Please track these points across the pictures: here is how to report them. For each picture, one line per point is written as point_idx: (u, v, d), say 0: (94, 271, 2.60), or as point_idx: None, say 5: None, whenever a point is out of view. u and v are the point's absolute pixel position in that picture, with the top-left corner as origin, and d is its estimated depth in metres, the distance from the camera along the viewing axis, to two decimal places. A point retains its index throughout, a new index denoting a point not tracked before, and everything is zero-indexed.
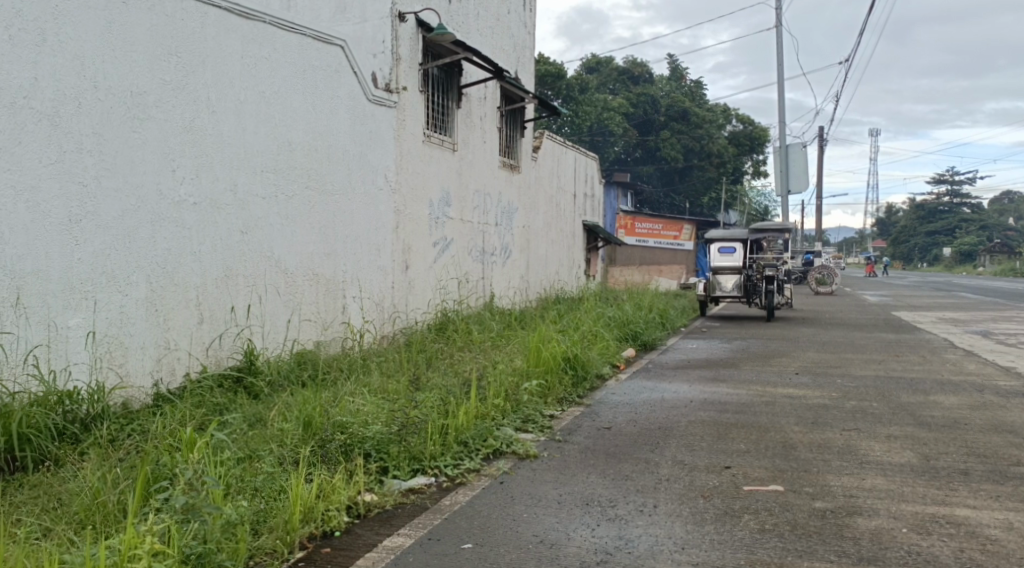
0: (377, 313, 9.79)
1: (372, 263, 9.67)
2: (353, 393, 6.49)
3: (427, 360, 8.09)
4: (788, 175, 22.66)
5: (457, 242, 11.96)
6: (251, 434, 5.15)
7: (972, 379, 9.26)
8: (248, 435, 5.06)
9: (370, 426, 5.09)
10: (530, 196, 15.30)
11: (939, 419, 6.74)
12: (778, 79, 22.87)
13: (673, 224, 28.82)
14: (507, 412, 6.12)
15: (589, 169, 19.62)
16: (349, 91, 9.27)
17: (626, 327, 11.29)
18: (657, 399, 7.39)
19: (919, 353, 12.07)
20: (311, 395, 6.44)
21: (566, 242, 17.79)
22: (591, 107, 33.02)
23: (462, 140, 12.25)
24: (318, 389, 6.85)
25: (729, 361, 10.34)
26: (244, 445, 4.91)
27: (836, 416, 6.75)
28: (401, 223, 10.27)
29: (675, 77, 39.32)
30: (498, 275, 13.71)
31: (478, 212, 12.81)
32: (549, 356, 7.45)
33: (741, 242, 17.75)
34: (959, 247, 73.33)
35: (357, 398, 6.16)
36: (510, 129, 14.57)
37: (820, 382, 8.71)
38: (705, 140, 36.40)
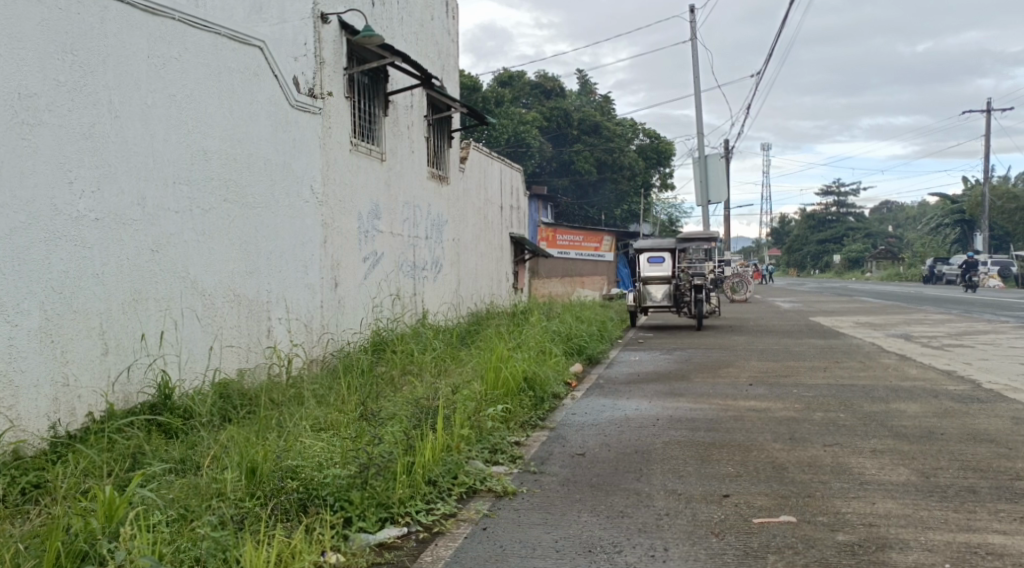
0: (306, 336, 9.04)
1: (299, 281, 8.93)
2: (298, 430, 5.88)
3: (375, 389, 7.55)
4: (707, 184, 22.73)
5: (387, 257, 11.33)
6: (182, 485, 4.49)
7: (920, 384, 9.17)
8: (177, 488, 4.40)
9: (324, 470, 4.53)
10: (458, 208, 14.76)
11: (914, 428, 6.49)
12: (695, 89, 23.03)
13: (593, 236, 28.62)
14: (469, 442, 5.61)
15: (513, 180, 19.20)
16: (270, 96, 8.55)
17: (569, 342, 10.93)
18: (620, 420, 7.02)
19: (856, 358, 12.02)
20: (247, 435, 5.80)
21: (494, 255, 17.30)
22: (506, 120, 32.76)
23: (390, 150, 11.63)
24: (252, 426, 6.20)
25: (677, 374, 10.01)
26: (176, 500, 4.26)
27: (810, 431, 6.43)
28: (329, 237, 9.58)
29: (584, 90, 39.38)
30: (430, 291, 13.12)
31: (408, 225, 12.22)
32: (504, 382, 7.01)
33: (669, 251, 17.61)
34: (848, 253, 76.24)
35: (302, 437, 5.55)
36: (437, 138, 13.99)
37: (778, 393, 8.43)
38: (617, 153, 36.61)
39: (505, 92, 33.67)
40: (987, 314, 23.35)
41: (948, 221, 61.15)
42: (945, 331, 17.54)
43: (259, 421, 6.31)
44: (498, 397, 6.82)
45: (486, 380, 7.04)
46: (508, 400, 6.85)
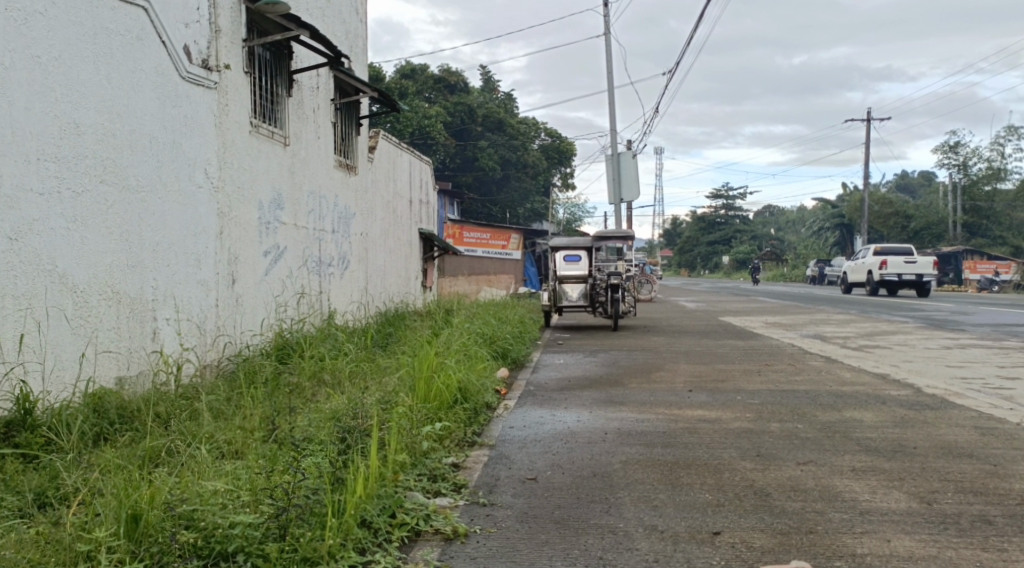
0: (198, 339, 7.94)
1: (191, 278, 7.85)
2: (191, 463, 4.91)
3: (285, 403, 6.60)
4: (620, 182, 22.31)
5: (291, 252, 10.30)
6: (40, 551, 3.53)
7: (861, 388, 8.84)
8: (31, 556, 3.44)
9: (228, 528, 3.65)
10: (366, 200, 13.77)
11: (883, 441, 6.01)
12: (608, 86, 22.62)
13: (501, 234, 27.83)
14: (403, 470, 4.79)
15: (422, 174, 18.29)
16: (156, 65, 7.43)
17: (493, 344, 10.17)
18: (563, 435, 6.30)
19: (783, 360, 11.71)
20: (125, 468, 4.82)
21: (403, 251, 16.37)
22: (411, 113, 31.78)
23: (293, 134, 10.58)
24: (129, 454, 5.20)
25: (608, 379, 9.37)
26: None
27: (773, 445, 5.86)
28: (225, 228, 8.51)
29: (488, 88, 38.70)
30: (336, 288, 12.11)
31: (313, 218, 11.19)
32: (433, 396, 6.19)
33: (585, 249, 17.09)
34: (735, 255, 78.25)
35: (198, 470, 4.60)
36: (345, 125, 12.97)
37: (721, 400, 7.89)
38: (521, 151, 36.05)
39: (407, 84, 32.62)
40: (884, 313, 23.88)
41: (833, 224, 63.37)
42: (854, 331, 17.67)
43: (141, 447, 5.30)
44: (429, 412, 5.99)
45: (415, 393, 6.20)
46: (439, 417, 6.03)
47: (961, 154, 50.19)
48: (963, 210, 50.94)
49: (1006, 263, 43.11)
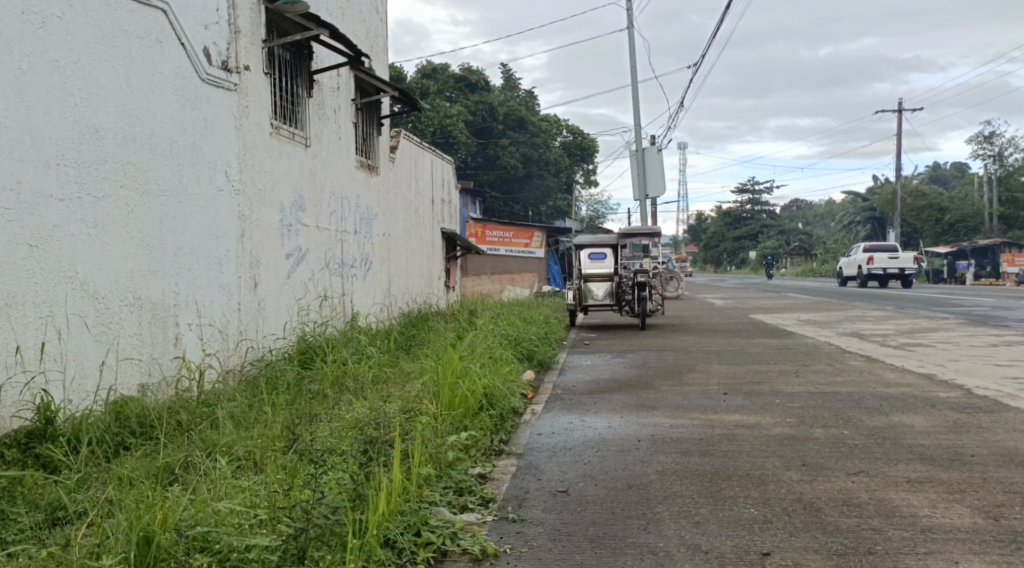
0: (220, 344, 7.71)
1: (213, 282, 7.62)
2: (209, 477, 4.65)
3: (306, 411, 6.34)
4: (645, 178, 21.90)
5: (313, 253, 10.07)
6: None
7: (905, 391, 8.47)
8: None
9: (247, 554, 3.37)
10: (388, 201, 13.52)
11: (937, 449, 5.66)
12: (632, 82, 22.22)
13: (525, 232, 27.54)
14: (428, 483, 4.51)
15: (444, 173, 18.02)
16: (176, 68, 7.19)
17: (518, 346, 9.88)
18: (595, 442, 6.00)
19: (820, 359, 11.33)
20: (142, 484, 4.56)
21: (426, 251, 16.12)
22: (433, 112, 31.53)
23: (314, 135, 10.34)
24: (147, 467, 4.94)
25: (639, 381, 9.05)
26: None
27: (818, 454, 5.53)
28: (247, 231, 8.27)
29: (509, 86, 38.36)
30: (359, 290, 11.87)
31: (335, 219, 10.95)
32: (459, 403, 5.90)
33: (611, 247, 16.73)
34: (762, 250, 77.36)
35: (216, 486, 4.34)
36: (367, 125, 12.72)
37: (758, 404, 7.55)
38: (543, 148, 35.69)
39: (428, 84, 32.36)
40: (918, 309, 23.32)
41: (862, 219, 62.41)
42: (890, 328, 17.21)
43: (158, 459, 5.05)
44: (454, 420, 5.71)
45: (439, 399, 5.93)
46: (465, 425, 5.74)
47: (995, 145, 49.19)
48: (998, 202, 49.89)
49: None
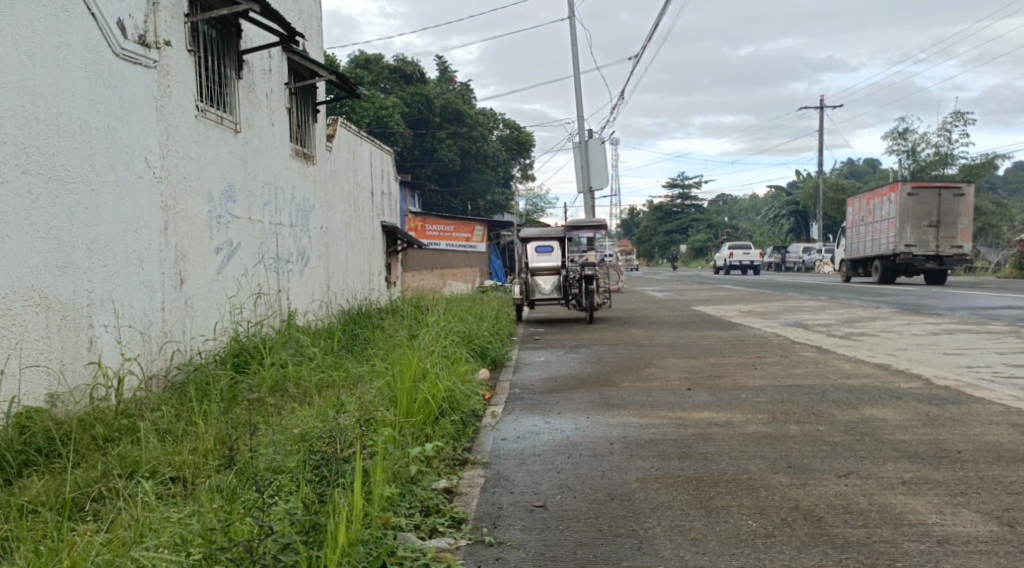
0: (142, 347, 7.08)
1: (133, 280, 6.99)
2: (131, 508, 4.13)
3: (244, 422, 5.81)
4: (589, 170, 21.61)
5: (245, 248, 9.45)
6: None
7: (868, 381, 8.26)
8: None
9: None
10: (326, 192, 12.92)
11: (920, 444, 5.41)
12: (573, 71, 21.88)
13: (465, 226, 27.01)
14: (392, 504, 4.06)
15: (384, 164, 17.43)
16: (84, 41, 6.53)
17: (471, 342, 9.42)
18: (564, 448, 5.60)
19: (774, 351, 11.14)
20: (47, 519, 4.00)
21: (366, 246, 15.55)
22: (367, 103, 30.71)
23: (245, 121, 9.71)
24: (53, 499, 4.37)
25: (597, 377, 8.71)
26: None
27: (801, 454, 5.22)
28: (170, 223, 7.65)
29: (445, 78, 37.75)
30: (297, 287, 11.26)
31: (269, 210, 10.33)
32: (416, 409, 5.43)
33: (558, 240, 16.34)
34: (693, 243, 78.23)
35: (137, 519, 3.82)
36: (302, 111, 12.08)
37: (725, 400, 7.25)
38: (480, 141, 35.18)
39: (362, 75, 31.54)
40: (853, 299, 23.53)
41: (789, 212, 63.55)
42: (832, 318, 17.24)
43: (70, 487, 4.49)
44: (415, 429, 5.25)
45: (395, 405, 5.46)
46: (424, 433, 5.29)
47: (909, 141, 51.40)
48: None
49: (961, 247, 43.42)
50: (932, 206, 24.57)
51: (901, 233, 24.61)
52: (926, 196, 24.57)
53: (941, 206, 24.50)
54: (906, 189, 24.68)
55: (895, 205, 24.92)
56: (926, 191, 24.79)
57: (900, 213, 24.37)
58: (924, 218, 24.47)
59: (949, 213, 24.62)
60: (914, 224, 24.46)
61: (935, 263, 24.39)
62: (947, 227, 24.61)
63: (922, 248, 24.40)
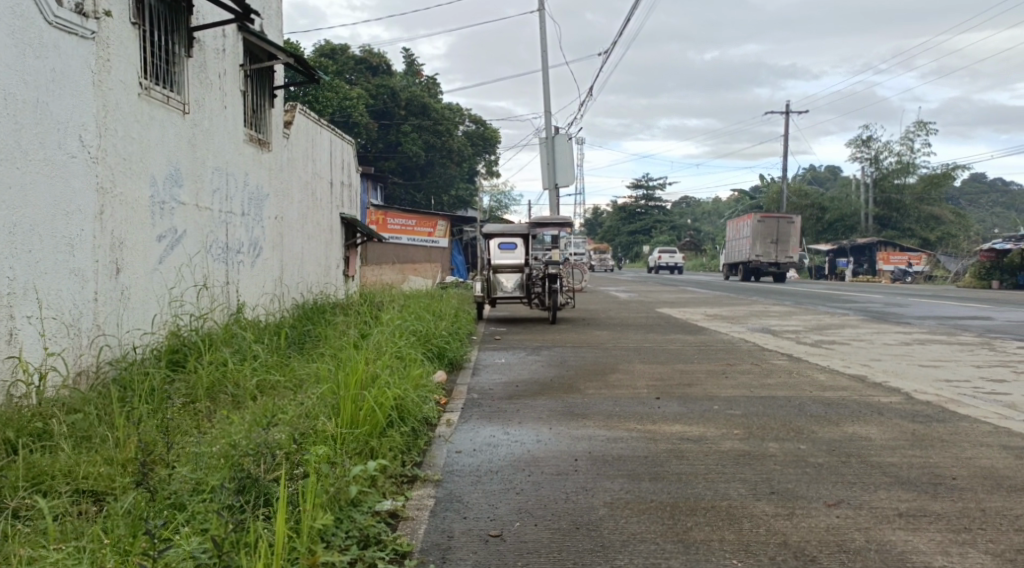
0: (69, 340, 6.40)
1: (60, 266, 6.31)
2: (23, 537, 3.50)
3: (172, 430, 5.19)
4: (556, 167, 21.09)
5: (190, 235, 8.79)
6: None
7: (844, 395, 7.90)
8: None
9: None
10: (281, 180, 12.26)
11: (911, 468, 5.01)
12: (543, 66, 21.38)
13: (428, 221, 26.39)
14: (328, 535, 3.52)
15: (344, 153, 16.77)
16: (12, 5, 5.85)
17: (427, 342, 8.89)
18: (525, 465, 5.09)
19: (744, 358, 10.75)
20: None
21: (323, 238, 14.89)
22: (331, 92, 29.90)
23: (195, 100, 9.03)
24: None
25: (560, 383, 8.22)
26: None
27: (784, 477, 4.76)
28: (107, 208, 6.98)
29: (411, 70, 37.03)
30: (246, 278, 10.60)
31: (218, 197, 9.66)
32: (363, 421, 4.88)
33: (522, 237, 15.84)
34: (656, 246, 78.29)
35: (21, 559, 3.20)
36: (257, 95, 11.38)
37: (698, 412, 6.80)
38: (446, 136, 34.52)
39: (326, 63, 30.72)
40: (818, 305, 23.39)
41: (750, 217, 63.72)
42: (798, 325, 17.00)
43: None
44: (360, 442, 4.71)
45: (339, 416, 4.90)
46: (370, 449, 4.73)
47: (872, 149, 51.54)
48: (875, 203, 51.74)
49: (920, 256, 43.96)
50: (773, 231, 36.01)
51: (755, 248, 35.80)
52: (771, 223, 36.05)
53: (780, 231, 35.99)
54: (760, 218, 35.12)
55: (751, 227, 36.18)
56: (772, 217, 35.63)
57: (757, 236, 34.86)
58: (769, 238, 35.55)
59: (786, 234, 36.14)
60: (762, 243, 35.57)
61: (780, 268, 35.49)
62: (783, 245, 35.90)
63: (767, 259, 35.57)
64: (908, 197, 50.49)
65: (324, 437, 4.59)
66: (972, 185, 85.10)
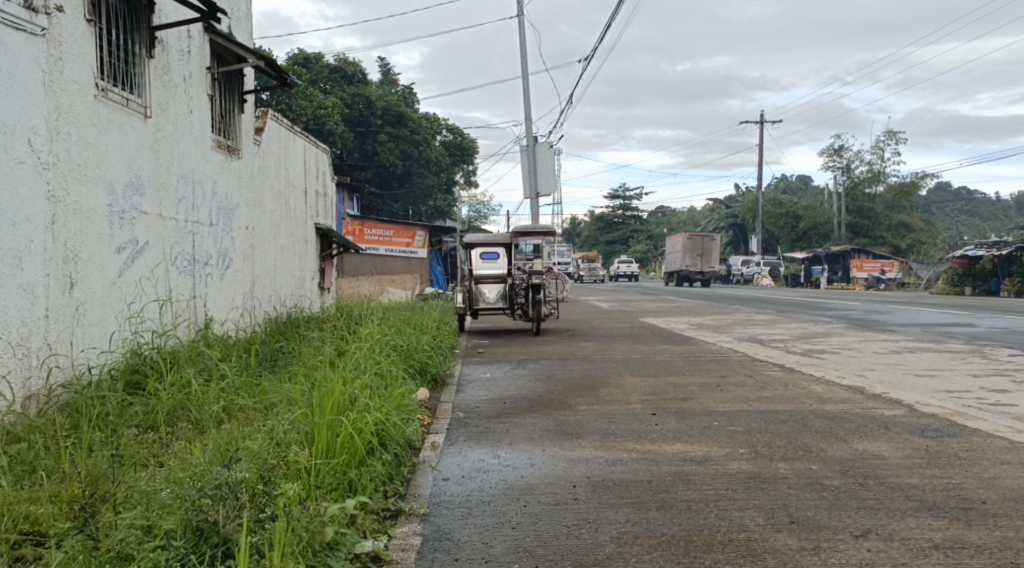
0: (16, 361, 5.93)
1: (6, 281, 5.84)
2: None
3: (128, 463, 4.76)
4: (536, 175, 20.73)
5: (153, 247, 8.32)
6: None
7: (847, 408, 7.55)
8: None
9: None
10: (252, 189, 11.78)
11: (935, 489, 4.68)
12: (523, 73, 21.05)
13: (405, 231, 25.94)
14: None
15: (319, 162, 16.30)
16: None
17: (409, 357, 8.43)
18: (519, 493, 4.67)
19: (736, 370, 10.39)
20: None
21: (297, 249, 14.41)
22: (305, 101, 29.41)
23: (158, 104, 8.57)
24: None
25: (549, 399, 7.81)
26: None
27: (801, 503, 4.40)
28: (59, 218, 6.52)
29: (387, 80, 36.59)
30: (215, 292, 10.12)
31: (184, 207, 9.19)
32: (339, 449, 4.46)
33: (504, 246, 15.46)
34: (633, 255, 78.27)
35: None
36: (227, 100, 10.93)
37: (698, 429, 6.43)
38: (423, 145, 34.03)
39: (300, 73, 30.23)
40: (799, 313, 23.16)
41: (726, 225, 63.68)
42: (784, 333, 16.70)
43: None
44: (335, 475, 4.29)
45: (311, 444, 4.48)
46: (349, 482, 4.30)
47: (846, 157, 51.70)
48: (848, 210, 51.93)
49: (894, 263, 44.06)
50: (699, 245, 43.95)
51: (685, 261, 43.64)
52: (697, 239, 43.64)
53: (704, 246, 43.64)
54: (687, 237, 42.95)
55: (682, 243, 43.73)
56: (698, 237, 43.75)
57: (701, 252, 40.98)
58: (698, 252, 43.73)
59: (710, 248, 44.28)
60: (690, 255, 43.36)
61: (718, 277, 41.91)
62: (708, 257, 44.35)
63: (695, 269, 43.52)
64: (880, 205, 50.71)
65: (296, 472, 4.17)
66: (944, 192, 85.81)
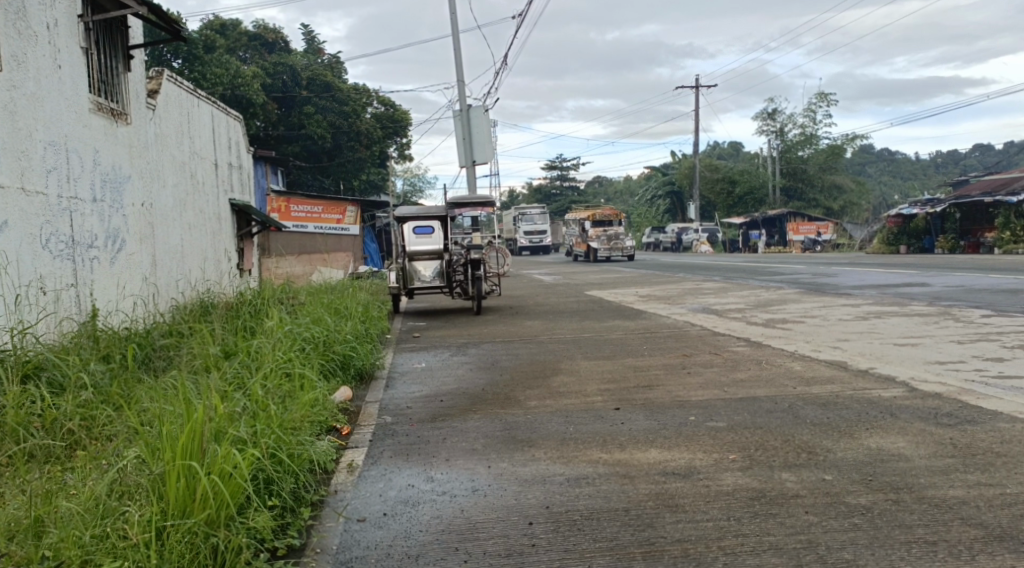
0: None
1: None
2: None
3: None
4: (472, 141, 19.37)
5: (12, 227, 6.82)
6: None
7: (837, 390, 6.54)
8: None
9: None
10: (146, 161, 10.25)
11: (990, 504, 3.67)
12: (454, 32, 19.64)
13: (335, 206, 24.38)
14: None
15: (231, 131, 14.71)
16: None
17: (326, 351, 7.17)
18: (457, 539, 3.49)
19: (699, 347, 9.34)
20: None
21: (207, 228, 12.87)
22: (220, 69, 27.44)
23: (10, 55, 6.98)
24: None
25: (493, 394, 6.63)
26: None
27: (834, 539, 3.34)
28: None
29: (311, 49, 34.66)
30: (102, 278, 8.64)
31: (55, 179, 7.65)
32: (202, 509, 3.23)
33: (439, 219, 14.07)
34: None
35: None
36: (107, 53, 9.34)
37: (675, 428, 5.32)
38: (352, 117, 32.23)
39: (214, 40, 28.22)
40: (747, 280, 22.35)
41: (663, 194, 62.88)
42: (738, 303, 15.77)
43: None
44: (188, 546, 3.09)
45: (161, 502, 3.27)
46: (211, 549, 3.15)
47: (779, 121, 51.45)
48: (782, 174, 51.67)
49: (827, 225, 43.99)
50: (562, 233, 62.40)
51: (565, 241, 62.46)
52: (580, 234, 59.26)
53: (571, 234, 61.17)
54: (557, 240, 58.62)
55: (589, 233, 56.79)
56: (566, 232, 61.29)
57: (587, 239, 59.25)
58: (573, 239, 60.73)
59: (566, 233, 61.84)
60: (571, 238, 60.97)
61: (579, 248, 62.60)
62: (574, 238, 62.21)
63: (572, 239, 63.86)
64: (812, 167, 50.56)
65: (128, 548, 3.03)
66: (871, 155, 86.76)
